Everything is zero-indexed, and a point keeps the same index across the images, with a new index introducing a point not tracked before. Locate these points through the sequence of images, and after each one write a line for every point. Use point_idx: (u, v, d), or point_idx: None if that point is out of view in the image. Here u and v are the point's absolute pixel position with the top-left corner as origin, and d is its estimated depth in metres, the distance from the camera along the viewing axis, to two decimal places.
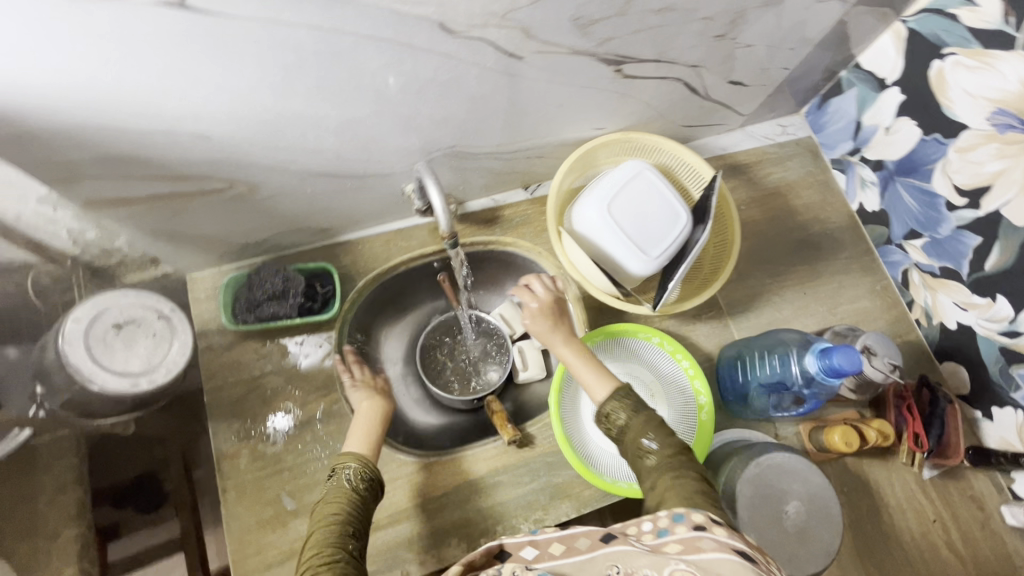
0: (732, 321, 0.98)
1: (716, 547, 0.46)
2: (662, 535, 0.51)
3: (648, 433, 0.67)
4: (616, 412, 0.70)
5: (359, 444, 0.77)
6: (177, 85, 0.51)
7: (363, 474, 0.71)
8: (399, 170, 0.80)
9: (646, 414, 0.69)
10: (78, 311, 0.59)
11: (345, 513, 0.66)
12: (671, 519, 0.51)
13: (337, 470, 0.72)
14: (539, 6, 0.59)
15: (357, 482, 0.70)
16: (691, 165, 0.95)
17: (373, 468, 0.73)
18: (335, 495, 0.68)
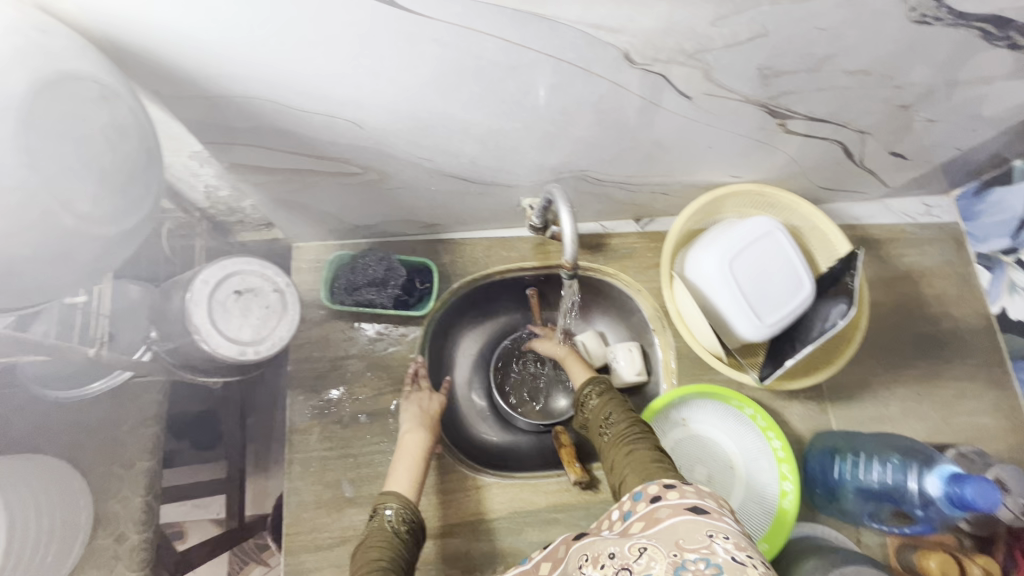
0: (831, 407, 0.90)
1: (669, 511, 0.50)
2: (627, 516, 0.54)
3: (609, 413, 0.72)
4: (588, 397, 0.76)
5: (402, 480, 0.71)
6: (354, 75, 0.50)
7: (403, 516, 0.66)
8: (524, 183, 0.77)
9: (613, 397, 0.75)
10: (207, 271, 0.61)
11: (386, 560, 0.61)
12: (632, 499, 0.55)
13: (377, 512, 0.67)
14: (731, 51, 0.54)
15: (398, 526, 0.65)
16: (825, 233, 0.88)
17: (415, 511, 0.68)
18: (373, 542, 0.63)
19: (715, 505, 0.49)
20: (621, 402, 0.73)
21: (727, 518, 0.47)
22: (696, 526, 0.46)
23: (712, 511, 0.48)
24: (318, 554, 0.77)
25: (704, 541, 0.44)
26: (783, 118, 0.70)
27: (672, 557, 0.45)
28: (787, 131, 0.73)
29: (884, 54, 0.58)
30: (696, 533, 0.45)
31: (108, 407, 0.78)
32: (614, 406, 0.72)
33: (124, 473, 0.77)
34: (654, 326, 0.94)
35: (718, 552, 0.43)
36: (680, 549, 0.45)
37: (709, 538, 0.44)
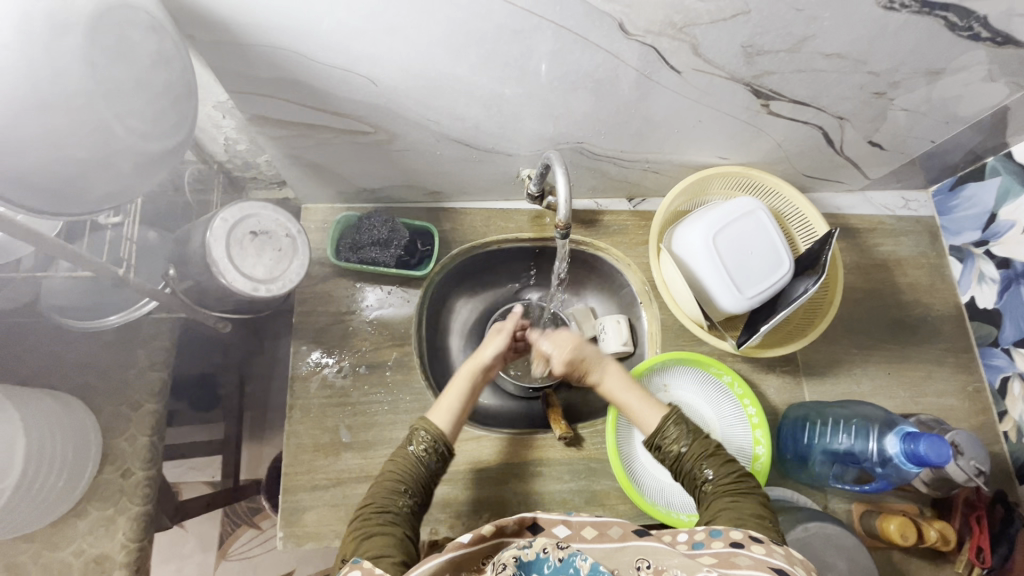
0: (805, 381, 0.95)
1: (750, 564, 0.52)
2: (697, 547, 0.56)
3: (705, 462, 0.72)
4: (673, 438, 0.75)
5: (443, 415, 0.76)
6: (372, 30, 0.55)
7: (432, 447, 0.72)
8: (524, 152, 0.82)
9: (704, 444, 0.74)
10: (227, 211, 0.65)
11: (398, 476, 0.69)
12: (707, 537, 0.57)
13: (410, 433, 0.73)
14: (717, 26, 0.59)
15: (422, 453, 0.71)
16: (805, 216, 0.93)
17: (443, 444, 0.72)
18: (397, 463, 0.70)
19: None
20: (713, 450, 0.73)
21: None
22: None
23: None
24: (315, 494, 0.81)
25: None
26: (767, 99, 0.75)
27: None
28: (771, 112, 0.79)
29: (857, 38, 0.63)
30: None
31: (119, 349, 0.87)
32: (709, 456, 0.72)
33: (133, 413, 0.85)
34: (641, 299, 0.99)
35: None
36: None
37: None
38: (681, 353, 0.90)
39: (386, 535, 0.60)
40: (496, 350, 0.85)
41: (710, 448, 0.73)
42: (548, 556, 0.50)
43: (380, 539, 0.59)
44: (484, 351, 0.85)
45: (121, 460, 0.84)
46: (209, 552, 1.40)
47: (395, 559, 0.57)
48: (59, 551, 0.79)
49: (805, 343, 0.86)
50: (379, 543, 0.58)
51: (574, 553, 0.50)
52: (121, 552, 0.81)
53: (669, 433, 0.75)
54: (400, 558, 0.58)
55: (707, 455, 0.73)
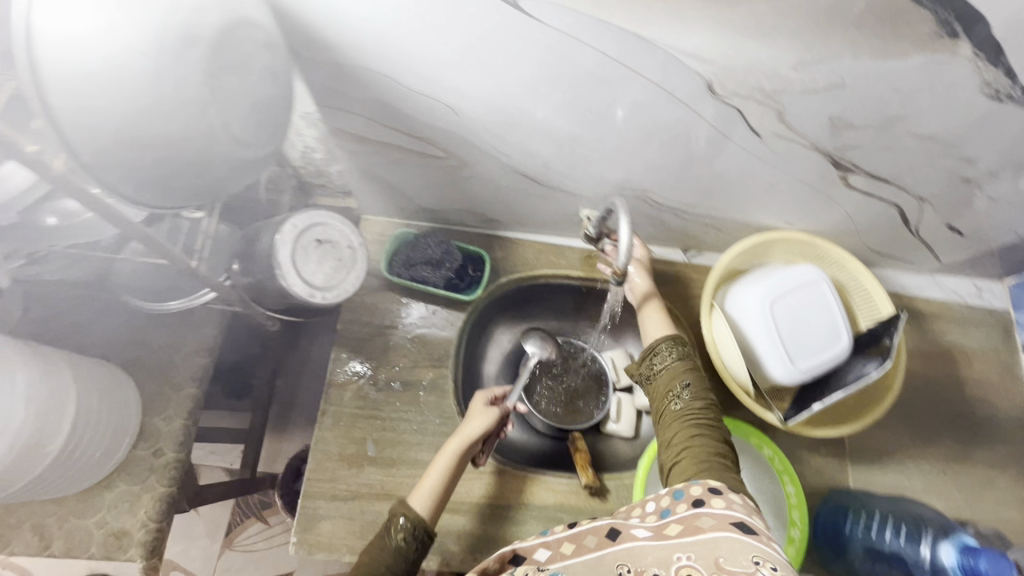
0: (850, 465, 0.90)
1: (713, 526, 0.51)
2: (664, 515, 0.55)
3: (684, 383, 0.71)
4: (666, 353, 0.74)
5: (424, 494, 0.70)
6: (464, 64, 0.56)
7: (413, 535, 0.66)
8: (587, 194, 0.82)
9: (690, 365, 0.73)
10: (297, 217, 0.68)
11: (372, 567, 0.62)
12: (671, 500, 0.56)
13: (388, 519, 0.67)
14: (807, 96, 0.58)
15: (400, 540, 0.65)
16: (869, 293, 0.89)
17: (423, 530, 0.66)
18: (370, 553, 0.64)
19: (762, 528, 0.51)
20: (697, 374, 0.72)
21: (774, 542, 0.49)
22: (744, 546, 0.48)
23: (759, 534, 0.50)
24: (333, 504, 0.81)
25: (748, 566, 0.46)
26: (845, 172, 0.73)
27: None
28: (847, 185, 0.76)
29: (954, 123, 0.61)
30: (745, 555, 0.47)
31: (171, 331, 0.90)
32: (691, 378, 0.71)
33: (175, 395, 0.89)
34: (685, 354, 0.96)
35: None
36: (721, 569, 0.47)
37: (755, 565, 0.46)
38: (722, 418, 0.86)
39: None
40: (483, 429, 0.74)
41: (696, 370, 0.72)
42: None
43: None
44: (472, 425, 0.75)
45: (155, 439, 0.86)
46: (215, 539, 1.39)
47: None
48: (84, 519, 0.81)
49: (858, 427, 0.82)
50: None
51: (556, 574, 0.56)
52: (140, 530, 0.82)
53: (663, 354, 0.74)
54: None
55: (693, 375, 0.72)
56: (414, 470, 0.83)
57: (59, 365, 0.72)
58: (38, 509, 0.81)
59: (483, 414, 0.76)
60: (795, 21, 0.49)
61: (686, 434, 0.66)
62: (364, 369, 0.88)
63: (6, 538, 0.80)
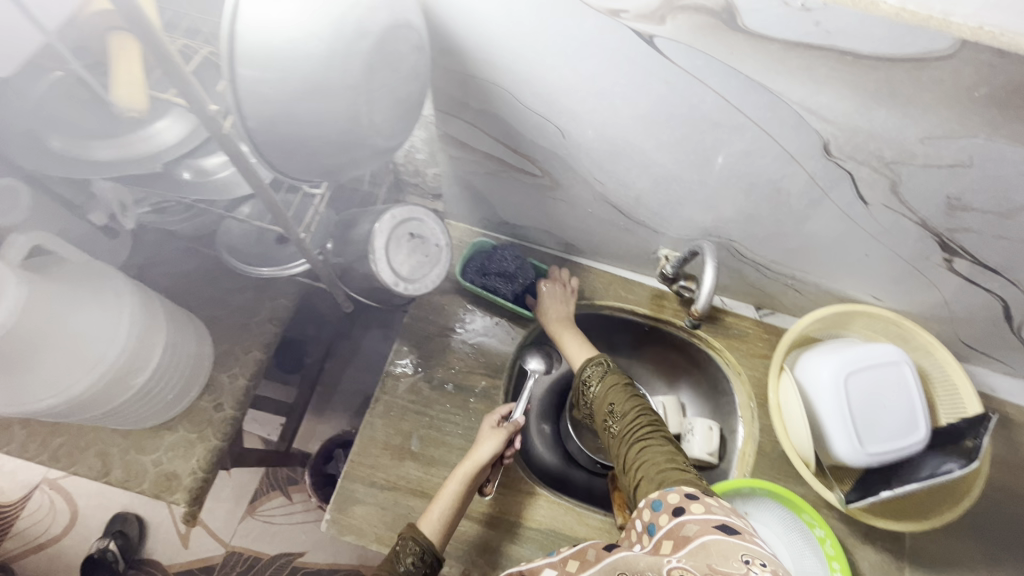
0: (909, 568, 0.83)
1: (698, 529, 0.51)
2: (652, 530, 0.56)
3: (614, 400, 0.76)
4: (591, 379, 0.80)
5: (433, 520, 0.71)
6: (585, 92, 0.59)
7: (421, 558, 0.68)
8: (671, 234, 0.82)
9: (614, 380, 0.78)
10: (397, 209, 0.71)
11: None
12: (652, 511, 0.57)
13: (398, 543, 0.69)
14: (927, 171, 0.56)
15: (409, 565, 0.67)
16: (955, 386, 0.83)
17: (432, 554, 0.68)
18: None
19: (746, 529, 0.50)
20: (622, 387, 0.76)
21: (758, 541, 0.48)
22: (731, 544, 0.47)
23: (742, 532, 0.50)
24: (369, 490, 0.82)
25: (739, 566, 0.44)
26: (951, 255, 0.70)
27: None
28: (950, 269, 0.73)
29: None
30: (734, 556, 0.45)
31: (253, 296, 0.96)
32: (619, 392, 0.76)
33: (243, 355, 0.93)
34: (742, 413, 0.93)
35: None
36: (715, 569, 0.45)
37: (745, 564, 0.44)
38: (775, 485, 0.83)
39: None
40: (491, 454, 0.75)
41: (623, 385, 0.77)
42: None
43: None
44: (481, 450, 0.76)
45: (218, 394, 0.91)
46: (240, 503, 1.47)
47: None
48: (142, 455, 0.87)
49: (925, 526, 0.76)
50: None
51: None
52: (188, 477, 0.87)
53: (587, 382, 0.80)
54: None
55: (618, 391, 0.77)
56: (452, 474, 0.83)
57: (154, 301, 0.79)
58: (106, 437, 0.87)
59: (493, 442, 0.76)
60: (933, 94, 0.48)
61: (628, 448, 0.70)
62: (410, 369, 0.90)
63: (74, 458, 0.86)
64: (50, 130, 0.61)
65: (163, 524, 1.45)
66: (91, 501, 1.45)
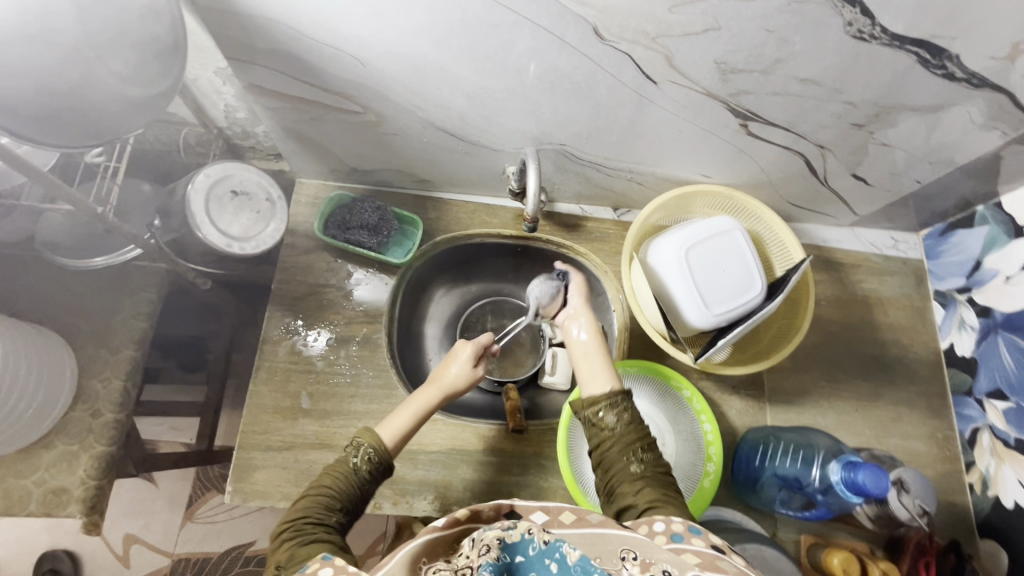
0: (769, 406, 0.95)
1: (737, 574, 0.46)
2: (676, 541, 0.52)
3: (638, 441, 0.70)
4: (616, 407, 0.73)
5: (392, 430, 0.74)
6: (359, 12, 0.59)
7: (370, 460, 0.70)
8: (508, 149, 0.85)
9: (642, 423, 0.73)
10: (211, 167, 0.70)
11: (333, 490, 0.66)
12: (686, 530, 0.53)
13: (352, 443, 0.71)
14: (689, 40, 0.61)
15: (363, 466, 0.69)
16: (783, 241, 0.93)
17: (383, 457, 0.71)
18: (335, 473, 0.68)
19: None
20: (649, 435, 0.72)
21: None
22: None
23: None
24: (267, 454, 0.83)
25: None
26: (745, 119, 0.77)
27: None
28: (750, 133, 0.80)
29: (830, 65, 0.65)
30: None
31: (108, 295, 0.92)
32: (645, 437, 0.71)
33: (112, 357, 0.90)
34: (615, 306, 0.99)
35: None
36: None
37: None
38: (640, 360, 0.92)
39: (323, 542, 0.58)
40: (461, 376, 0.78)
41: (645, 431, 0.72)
42: (533, 537, 0.49)
43: (317, 546, 0.57)
44: (449, 376, 0.78)
45: (92, 400, 0.88)
46: (176, 512, 1.45)
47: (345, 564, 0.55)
48: (22, 478, 0.83)
49: (766, 365, 0.86)
50: (318, 550, 0.57)
51: (561, 540, 0.49)
52: (79, 487, 0.84)
53: (613, 406, 0.73)
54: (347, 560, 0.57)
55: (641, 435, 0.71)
56: (347, 420, 0.86)
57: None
58: None
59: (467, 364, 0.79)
60: None
61: (652, 491, 0.65)
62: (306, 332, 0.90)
63: None
64: None
65: (97, 551, 1.41)
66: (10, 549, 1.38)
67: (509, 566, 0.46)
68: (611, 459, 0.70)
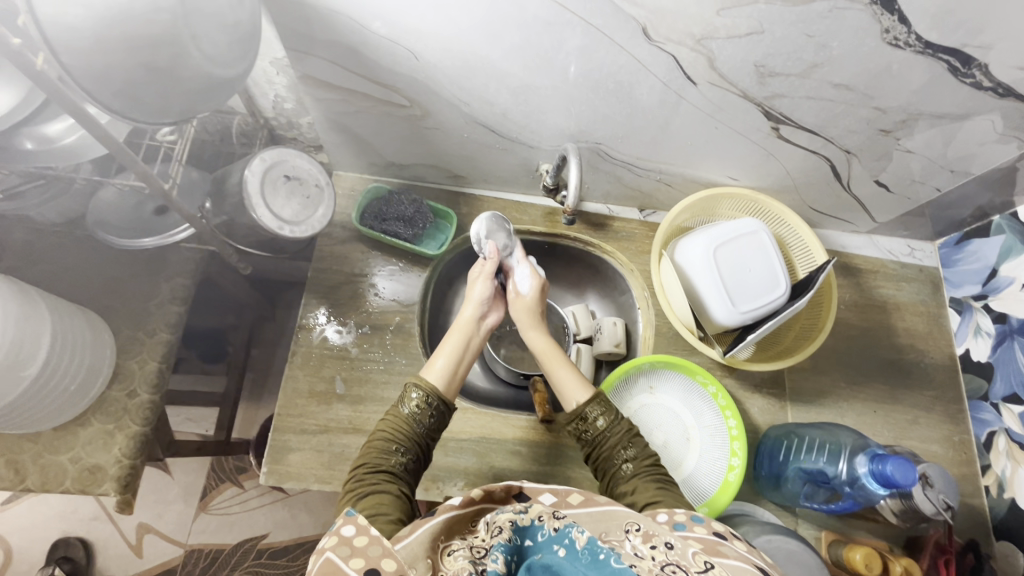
0: (790, 405, 0.97)
1: (738, 555, 0.47)
2: (678, 529, 0.53)
3: (625, 441, 0.73)
4: (596, 415, 0.74)
5: (437, 372, 0.76)
6: (423, 5, 0.61)
7: (427, 405, 0.72)
8: (545, 146, 0.88)
9: (625, 423, 0.74)
10: (266, 153, 0.72)
11: (392, 434, 0.69)
12: (688, 519, 0.55)
13: (403, 391, 0.74)
14: (732, 42, 0.64)
15: (413, 408, 0.71)
16: (807, 245, 0.96)
17: (437, 398, 0.73)
18: (391, 422, 0.70)
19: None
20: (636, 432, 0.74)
21: None
22: None
23: None
24: (302, 437, 0.85)
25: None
26: (777, 122, 0.79)
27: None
28: (779, 136, 0.83)
29: (864, 71, 0.68)
30: None
31: (147, 278, 0.94)
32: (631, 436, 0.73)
33: (148, 338, 0.91)
34: (640, 305, 1.02)
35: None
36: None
37: None
38: (668, 356, 0.93)
39: (382, 494, 0.61)
40: (485, 291, 0.86)
41: (629, 429, 0.74)
42: (543, 524, 0.52)
43: (375, 496, 0.60)
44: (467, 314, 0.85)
45: (129, 380, 0.89)
46: (191, 503, 1.45)
47: (391, 517, 0.57)
48: (58, 455, 0.84)
49: (789, 363, 0.88)
50: (377, 501, 0.59)
51: (572, 526, 0.51)
52: (114, 466, 0.85)
53: (590, 416, 0.75)
54: (397, 515, 0.59)
55: (625, 436, 0.73)
56: (379, 406, 0.88)
57: (31, 291, 0.76)
58: (12, 445, 0.83)
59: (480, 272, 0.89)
60: None
61: (645, 485, 0.67)
62: (330, 320, 0.92)
63: None
64: None
65: (111, 539, 1.41)
66: (23, 535, 1.38)
67: (519, 548, 0.50)
68: (606, 462, 0.73)
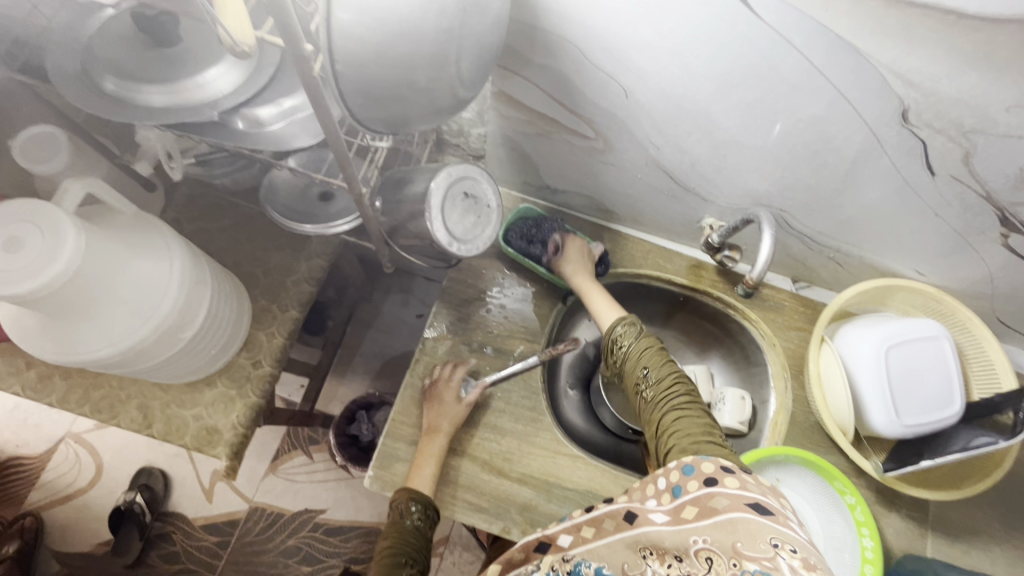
0: (931, 534, 0.86)
1: (729, 503, 0.50)
2: (676, 493, 0.53)
3: (646, 366, 0.75)
4: (622, 342, 0.79)
5: (422, 481, 0.78)
6: (660, 46, 0.57)
7: (424, 515, 0.75)
8: (721, 203, 0.81)
9: (647, 346, 0.77)
10: (451, 167, 0.70)
11: (400, 546, 0.71)
12: (682, 475, 0.54)
13: (398, 506, 0.74)
14: (1005, 141, 0.56)
15: (414, 520, 0.74)
16: (991, 362, 0.84)
17: (432, 507, 0.76)
18: (393, 538, 0.71)
19: (777, 508, 0.49)
20: (657, 355, 0.75)
21: (792, 522, 0.47)
22: (762, 529, 0.46)
23: (776, 513, 0.48)
24: (411, 448, 0.83)
25: (767, 552, 0.44)
26: (1010, 230, 0.69)
27: (731, 566, 0.45)
28: (1003, 244, 0.73)
29: None
30: (762, 540, 0.45)
31: (289, 255, 0.95)
32: (649, 360, 0.75)
33: (281, 313, 0.93)
34: (775, 382, 0.94)
35: (783, 564, 0.43)
36: (740, 555, 0.45)
37: (775, 549, 0.44)
38: (811, 455, 0.83)
39: None
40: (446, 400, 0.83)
41: (652, 350, 0.76)
42: (557, 573, 0.52)
43: None
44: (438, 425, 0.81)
45: (256, 350, 0.91)
46: (263, 462, 1.50)
47: None
48: (183, 409, 0.86)
49: (950, 498, 0.78)
50: None
51: (581, 562, 0.52)
52: (229, 432, 0.87)
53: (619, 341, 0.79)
54: None
55: (643, 356, 0.76)
56: (491, 435, 0.85)
57: (207, 275, 0.76)
58: (146, 390, 0.87)
59: (451, 382, 0.85)
60: None
61: (665, 417, 0.69)
62: (446, 334, 0.90)
63: (116, 410, 0.86)
64: (103, 73, 0.59)
65: (187, 478, 1.48)
66: (115, 455, 1.48)
67: None
68: (636, 388, 0.76)
